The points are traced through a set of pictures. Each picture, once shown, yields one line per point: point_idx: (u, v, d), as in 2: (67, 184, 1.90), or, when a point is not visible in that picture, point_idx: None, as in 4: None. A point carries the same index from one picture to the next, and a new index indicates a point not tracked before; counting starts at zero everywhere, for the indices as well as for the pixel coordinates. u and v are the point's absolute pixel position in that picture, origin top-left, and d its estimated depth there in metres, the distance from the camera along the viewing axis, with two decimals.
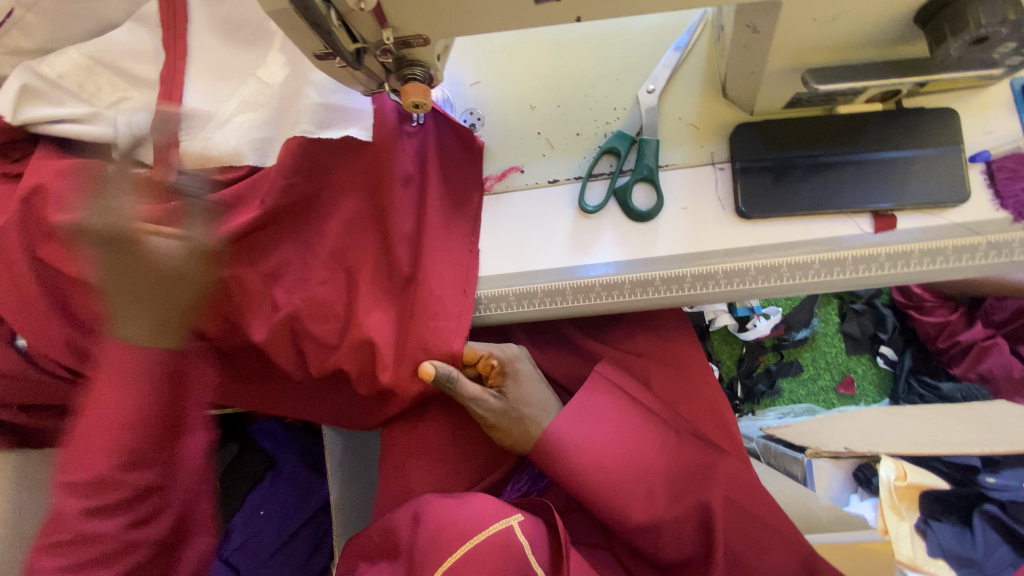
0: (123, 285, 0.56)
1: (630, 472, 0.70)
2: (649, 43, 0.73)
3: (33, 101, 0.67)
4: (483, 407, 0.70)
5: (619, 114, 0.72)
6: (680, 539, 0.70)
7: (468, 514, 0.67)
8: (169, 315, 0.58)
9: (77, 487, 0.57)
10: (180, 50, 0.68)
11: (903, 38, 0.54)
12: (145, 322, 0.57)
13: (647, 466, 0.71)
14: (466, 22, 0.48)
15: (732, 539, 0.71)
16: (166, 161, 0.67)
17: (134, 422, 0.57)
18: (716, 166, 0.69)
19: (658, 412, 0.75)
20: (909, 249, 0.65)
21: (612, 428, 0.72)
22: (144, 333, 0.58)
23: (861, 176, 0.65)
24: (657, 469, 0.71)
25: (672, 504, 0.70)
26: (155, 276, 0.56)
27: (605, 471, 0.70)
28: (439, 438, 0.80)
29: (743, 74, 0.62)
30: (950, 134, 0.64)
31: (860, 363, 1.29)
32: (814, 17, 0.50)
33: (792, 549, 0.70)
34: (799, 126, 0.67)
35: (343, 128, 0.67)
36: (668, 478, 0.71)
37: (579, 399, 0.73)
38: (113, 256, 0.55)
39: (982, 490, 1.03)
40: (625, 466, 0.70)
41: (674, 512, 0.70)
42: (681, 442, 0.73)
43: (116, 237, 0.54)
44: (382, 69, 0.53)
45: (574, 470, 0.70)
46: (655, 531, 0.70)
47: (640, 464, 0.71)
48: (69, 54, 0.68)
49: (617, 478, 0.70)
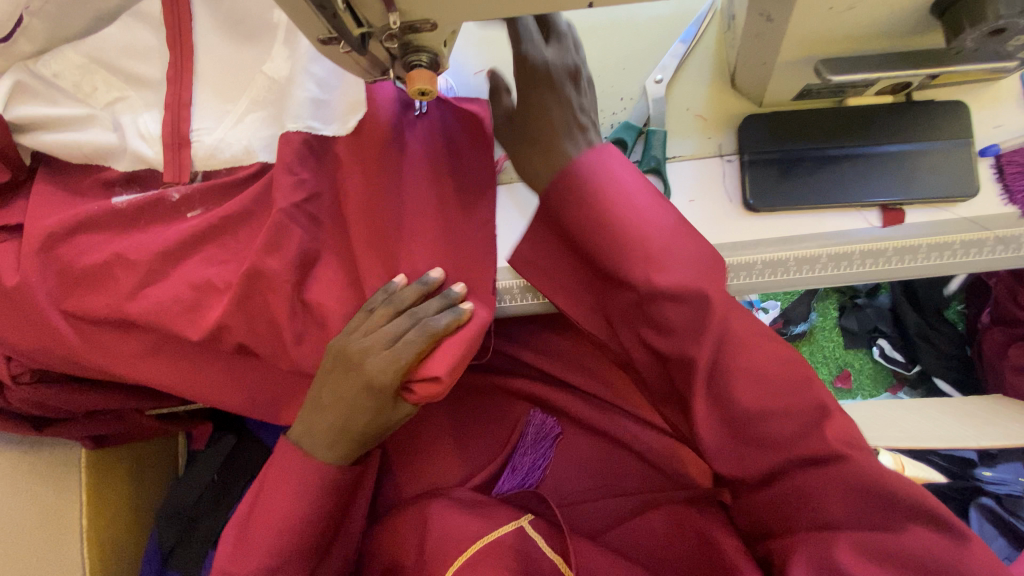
0: (352, 410, 0.59)
1: (671, 236, 0.55)
2: (658, 33, 0.72)
3: (24, 100, 0.63)
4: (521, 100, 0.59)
5: (626, 105, 0.71)
6: (660, 334, 0.55)
7: (478, 519, 0.62)
8: (351, 430, 0.60)
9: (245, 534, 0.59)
10: (186, 52, 0.64)
11: (919, 29, 0.53)
12: (343, 443, 0.61)
13: (686, 242, 0.55)
14: (476, 7, 0.47)
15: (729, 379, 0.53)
16: (178, 163, 0.63)
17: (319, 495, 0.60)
18: (724, 158, 0.68)
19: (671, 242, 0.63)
20: (919, 244, 0.65)
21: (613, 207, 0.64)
22: (334, 446, 0.61)
23: (871, 170, 0.64)
24: (691, 241, 0.55)
25: (684, 274, 0.53)
26: (378, 418, 0.59)
27: (640, 217, 0.54)
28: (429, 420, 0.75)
29: (753, 63, 0.61)
30: (962, 127, 0.64)
31: (856, 357, 1.20)
32: (830, 6, 0.49)
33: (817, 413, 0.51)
34: (807, 119, 0.66)
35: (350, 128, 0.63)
36: (697, 245, 0.55)
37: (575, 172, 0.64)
38: (365, 402, 0.58)
39: (978, 483, 0.99)
40: (664, 219, 0.55)
41: (695, 291, 0.52)
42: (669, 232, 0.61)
43: (384, 392, 0.58)
44: (387, 55, 0.52)
45: (593, 221, 0.55)
46: (654, 302, 0.54)
47: (683, 237, 0.55)
48: (63, 51, 0.64)
49: (650, 242, 0.54)
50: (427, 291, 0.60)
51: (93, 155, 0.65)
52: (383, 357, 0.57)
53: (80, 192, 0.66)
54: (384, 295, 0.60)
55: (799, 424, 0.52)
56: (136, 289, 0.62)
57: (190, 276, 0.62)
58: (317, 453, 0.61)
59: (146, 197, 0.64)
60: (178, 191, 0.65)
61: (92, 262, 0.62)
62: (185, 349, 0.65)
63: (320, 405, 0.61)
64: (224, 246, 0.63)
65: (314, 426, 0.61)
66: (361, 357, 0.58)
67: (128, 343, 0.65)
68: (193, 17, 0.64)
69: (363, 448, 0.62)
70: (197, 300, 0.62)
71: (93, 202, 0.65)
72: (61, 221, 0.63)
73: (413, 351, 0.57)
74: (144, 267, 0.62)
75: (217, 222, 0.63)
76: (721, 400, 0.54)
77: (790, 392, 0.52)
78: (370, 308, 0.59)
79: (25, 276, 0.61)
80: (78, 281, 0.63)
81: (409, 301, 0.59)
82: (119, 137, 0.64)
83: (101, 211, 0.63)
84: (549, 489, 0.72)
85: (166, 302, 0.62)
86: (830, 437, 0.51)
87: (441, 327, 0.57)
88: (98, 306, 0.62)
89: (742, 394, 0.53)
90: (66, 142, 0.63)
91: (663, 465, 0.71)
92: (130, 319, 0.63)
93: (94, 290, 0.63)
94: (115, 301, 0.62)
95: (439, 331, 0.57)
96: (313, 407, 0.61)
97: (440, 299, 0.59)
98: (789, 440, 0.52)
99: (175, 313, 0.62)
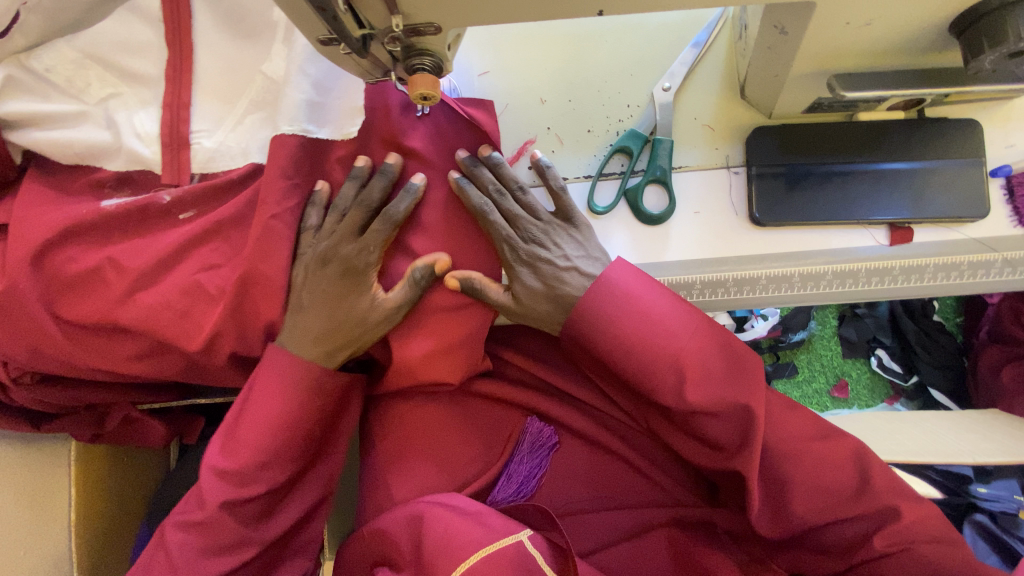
0: (324, 305, 0.61)
1: (698, 347, 0.56)
2: (667, 40, 0.70)
3: (15, 94, 0.61)
4: (520, 255, 0.61)
5: (633, 112, 0.69)
6: (714, 449, 0.58)
7: (475, 524, 0.59)
8: (326, 327, 0.61)
9: (226, 475, 0.61)
10: (186, 52, 0.62)
11: (937, 46, 0.51)
12: (319, 340, 0.62)
13: (713, 352, 0.56)
14: (482, 12, 0.45)
15: (791, 498, 0.56)
16: (176, 164, 0.62)
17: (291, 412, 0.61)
18: (731, 170, 0.67)
19: (728, 341, 0.57)
20: (925, 264, 0.66)
21: (663, 309, 0.57)
22: (305, 344, 0.62)
23: (880, 187, 0.63)
24: (725, 355, 0.56)
25: (721, 403, 0.54)
26: (353, 310, 0.61)
27: (666, 335, 0.56)
28: (426, 416, 0.70)
29: (765, 75, 0.60)
30: (974, 145, 0.62)
31: (855, 367, 1.15)
32: (847, 21, 0.47)
33: (850, 462, 0.56)
34: (818, 132, 0.65)
35: (346, 133, 0.60)
36: (731, 364, 0.56)
37: (606, 281, 0.58)
38: (339, 289, 0.61)
39: (973, 500, 0.94)
40: (691, 335, 0.56)
41: (734, 406, 0.54)
42: (715, 329, 0.57)
43: (356, 278, 0.61)
44: (389, 57, 0.50)
45: (631, 344, 0.57)
46: (693, 417, 0.56)
47: (708, 340, 0.56)
48: (56, 45, 0.61)
49: (682, 360, 0.55)
50: (391, 180, 0.60)
51: (85, 154, 0.63)
52: (353, 245, 0.60)
53: (71, 190, 0.64)
54: (314, 208, 0.62)
55: (865, 524, 0.55)
56: (130, 293, 0.61)
57: (181, 279, 0.61)
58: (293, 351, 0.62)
59: (136, 200, 0.62)
60: (169, 193, 0.62)
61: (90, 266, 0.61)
62: (181, 354, 0.64)
63: (309, 305, 0.61)
64: (217, 249, 0.62)
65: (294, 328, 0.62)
66: (327, 243, 0.61)
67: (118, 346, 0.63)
68: (192, 14, 0.62)
69: (368, 345, 0.64)
70: (190, 305, 0.61)
71: (84, 201, 0.64)
72: (50, 220, 0.61)
73: (383, 237, 0.60)
74: (139, 271, 0.61)
75: (212, 225, 0.62)
76: (779, 510, 0.57)
77: (849, 478, 0.56)
78: (316, 223, 0.62)
79: (15, 277, 0.59)
80: (65, 283, 0.61)
81: (353, 198, 0.61)
82: (113, 134, 0.62)
83: (93, 213, 0.61)
84: (544, 499, 0.70)
85: (160, 305, 0.60)
86: (876, 502, 0.54)
87: (403, 212, 0.60)
88: (92, 312, 0.61)
89: (802, 508, 0.56)
90: (58, 140, 0.62)
91: (666, 485, 0.70)
92: (120, 323, 0.61)
93: (88, 293, 0.61)
94: (108, 307, 0.61)
95: (400, 216, 0.59)
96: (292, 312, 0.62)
97: (380, 177, 0.60)
98: (850, 541, 0.55)
99: (171, 317, 0.61)
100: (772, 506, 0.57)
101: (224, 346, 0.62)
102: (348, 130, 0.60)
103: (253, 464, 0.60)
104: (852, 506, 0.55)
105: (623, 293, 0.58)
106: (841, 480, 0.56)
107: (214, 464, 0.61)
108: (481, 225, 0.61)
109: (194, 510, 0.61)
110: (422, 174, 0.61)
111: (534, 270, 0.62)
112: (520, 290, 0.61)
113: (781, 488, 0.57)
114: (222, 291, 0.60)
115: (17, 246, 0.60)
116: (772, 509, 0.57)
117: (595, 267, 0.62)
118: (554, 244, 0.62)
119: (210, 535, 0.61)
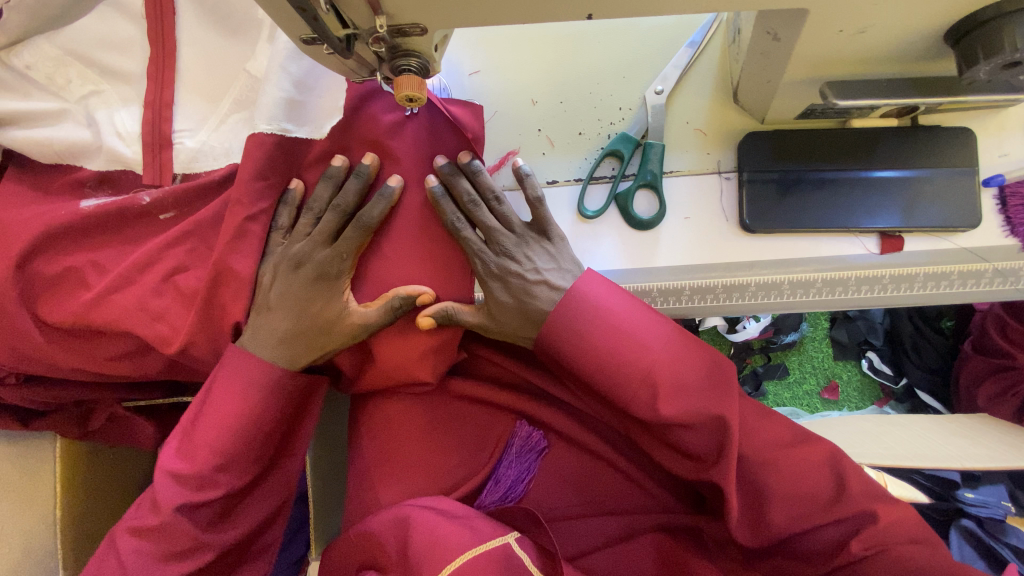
0: (292, 307, 0.60)
1: (671, 358, 0.55)
2: (662, 43, 0.69)
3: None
4: (491, 268, 0.61)
5: (625, 115, 0.68)
6: (691, 458, 0.57)
7: (456, 528, 0.58)
8: (294, 330, 0.60)
9: (183, 479, 0.59)
10: (168, 49, 0.61)
11: (931, 55, 0.51)
12: (286, 345, 0.61)
13: (688, 365, 0.55)
14: (467, 14, 0.44)
15: (768, 506, 0.55)
16: (158, 165, 0.61)
17: (252, 416, 0.60)
18: (722, 175, 0.66)
19: (701, 352, 0.57)
20: (915, 273, 0.65)
21: (636, 321, 0.57)
22: (271, 347, 0.60)
23: (869, 195, 0.62)
24: (699, 364, 0.56)
25: (696, 415, 0.54)
26: (322, 316, 0.60)
27: (639, 349, 0.55)
28: (411, 419, 0.69)
29: (757, 80, 0.59)
30: (967, 155, 0.62)
31: (845, 369, 1.15)
32: (840, 29, 0.46)
33: (826, 469, 0.55)
34: (810, 139, 0.64)
35: (322, 135, 0.60)
36: (707, 376, 0.55)
37: (579, 292, 0.58)
38: (310, 292, 0.60)
39: (960, 505, 0.94)
40: (664, 346, 0.56)
41: (708, 418, 0.54)
42: (689, 340, 0.57)
43: (327, 281, 0.60)
44: (374, 57, 0.49)
45: (605, 356, 0.56)
46: (669, 430, 0.55)
47: (682, 351, 0.56)
48: (37, 42, 0.60)
49: (655, 371, 0.55)
50: (365, 184, 0.59)
51: (64, 153, 0.61)
52: (325, 250, 0.60)
53: (51, 189, 0.63)
54: (285, 207, 0.61)
55: (842, 529, 0.54)
56: (109, 294, 0.60)
57: (161, 281, 0.60)
58: (256, 350, 0.61)
59: (114, 203, 0.61)
60: (149, 194, 0.61)
61: (74, 265, 0.61)
62: (163, 356, 0.63)
63: (278, 306, 0.60)
64: (197, 251, 0.61)
65: (261, 328, 0.61)
66: (298, 245, 0.60)
67: (99, 347, 0.63)
68: (175, 10, 0.61)
69: (334, 352, 0.63)
70: (171, 307, 0.60)
71: (64, 200, 0.62)
72: (26, 219, 0.60)
73: (354, 244, 0.59)
74: (119, 272, 0.60)
75: (192, 227, 0.60)
76: (758, 521, 0.56)
77: (824, 485, 0.55)
78: (287, 224, 0.62)
79: None
80: (45, 283, 0.60)
81: (326, 201, 0.60)
82: (93, 133, 0.61)
83: (72, 212, 0.60)
84: (535, 501, 0.70)
85: (140, 308, 0.60)
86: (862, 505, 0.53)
87: (375, 218, 0.59)
88: (72, 313, 0.60)
89: (778, 517, 0.55)
90: (36, 138, 0.60)
91: (654, 492, 0.70)
92: (99, 325, 0.60)
93: (69, 294, 0.61)
94: (88, 308, 0.60)
95: (374, 222, 0.59)
96: (258, 312, 0.61)
97: (354, 179, 0.59)
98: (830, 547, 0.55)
99: (152, 319, 0.60)
100: (752, 517, 0.57)
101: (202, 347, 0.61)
102: (325, 130, 0.60)
103: (211, 466, 0.59)
104: (827, 516, 0.54)
105: (597, 304, 0.57)
106: (817, 487, 0.55)
107: (170, 467, 0.59)
108: (455, 233, 0.60)
109: (150, 515, 0.60)
110: (398, 176, 0.59)
111: (505, 284, 0.61)
112: (492, 301, 0.61)
113: (759, 498, 0.56)
114: (201, 294, 0.59)
115: None
116: (750, 518, 0.57)
117: (565, 280, 0.61)
118: (526, 257, 0.61)
119: (176, 543, 0.59)
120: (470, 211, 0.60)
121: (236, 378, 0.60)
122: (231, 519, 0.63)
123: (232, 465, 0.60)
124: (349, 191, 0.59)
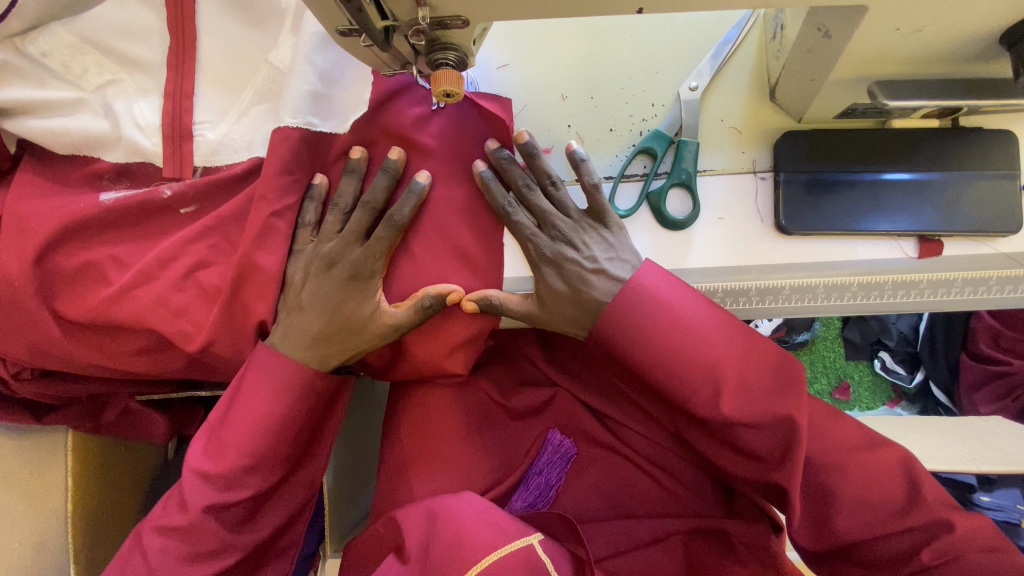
0: (321, 306, 0.58)
1: (735, 354, 0.54)
2: (694, 37, 0.68)
3: (11, 80, 0.58)
4: (546, 252, 0.59)
5: (657, 111, 0.67)
6: (752, 459, 0.56)
7: (486, 523, 0.56)
8: (326, 328, 0.59)
9: (212, 479, 0.58)
10: (189, 39, 0.59)
11: (985, 55, 0.49)
12: (319, 344, 0.59)
13: (750, 361, 0.54)
14: (513, 8, 0.42)
15: (833, 510, 0.55)
16: (179, 157, 0.60)
17: (286, 416, 0.59)
18: (758, 175, 0.65)
19: (766, 349, 0.55)
20: (953, 278, 0.65)
21: (701, 315, 0.55)
22: (302, 346, 0.59)
23: (920, 196, 0.60)
24: (763, 362, 0.55)
25: (757, 412, 0.53)
26: (354, 315, 0.59)
27: (704, 343, 0.54)
28: (441, 420, 0.68)
29: (799, 77, 0.57)
30: (1009, 158, 0.60)
31: (857, 369, 1.12)
32: (897, 27, 0.45)
33: (890, 473, 0.54)
34: (849, 138, 0.62)
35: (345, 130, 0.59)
36: (769, 375, 0.54)
37: (645, 285, 0.56)
38: (340, 290, 0.58)
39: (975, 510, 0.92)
40: (728, 342, 0.54)
41: (774, 417, 0.53)
42: (755, 336, 0.56)
43: (359, 279, 0.59)
44: (411, 51, 0.47)
45: (668, 351, 0.55)
46: (731, 428, 0.54)
47: (746, 347, 0.55)
48: (52, 29, 0.59)
49: (720, 367, 0.53)
50: (393, 180, 0.58)
51: (81, 144, 0.60)
52: (356, 248, 0.58)
53: (67, 181, 0.61)
54: (311, 203, 0.60)
55: (914, 537, 0.53)
56: (129, 290, 0.58)
57: (181, 278, 0.59)
58: (287, 350, 0.59)
59: (135, 195, 0.59)
60: (170, 188, 0.60)
61: (94, 259, 0.59)
62: (182, 354, 0.62)
63: (308, 305, 0.59)
64: (219, 246, 0.59)
65: (291, 327, 0.59)
66: (328, 242, 0.59)
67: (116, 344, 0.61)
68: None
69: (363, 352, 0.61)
70: (191, 304, 0.59)
71: (81, 192, 0.61)
72: (42, 211, 0.58)
73: (385, 243, 0.58)
74: (139, 267, 0.58)
75: (214, 222, 0.59)
76: (821, 523, 0.56)
77: (896, 493, 0.54)
78: (314, 220, 0.61)
79: (10, 270, 0.57)
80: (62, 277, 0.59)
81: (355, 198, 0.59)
82: (110, 124, 0.59)
83: (91, 206, 0.58)
84: (567, 503, 0.68)
85: (160, 305, 0.58)
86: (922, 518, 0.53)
87: (406, 216, 0.57)
88: (91, 309, 0.59)
89: (845, 523, 0.54)
90: (51, 128, 0.59)
91: (684, 495, 0.69)
92: (118, 321, 0.59)
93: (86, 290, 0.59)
94: (107, 304, 0.59)
95: (404, 220, 0.57)
96: (287, 310, 0.60)
97: (382, 175, 0.58)
98: (899, 554, 0.54)
99: (172, 317, 0.58)
100: (814, 520, 0.56)
101: (223, 345, 0.60)
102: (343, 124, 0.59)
103: (241, 467, 0.58)
104: (898, 523, 0.53)
105: (661, 297, 0.56)
106: (889, 493, 0.54)
107: (198, 467, 0.58)
108: (508, 219, 0.59)
109: (178, 516, 0.59)
110: (426, 172, 0.58)
111: (560, 271, 0.59)
112: (547, 289, 0.59)
113: (825, 501, 0.55)
114: (223, 291, 0.58)
115: (14, 239, 0.58)
116: (812, 520, 0.57)
117: (625, 269, 0.59)
118: (582, 244, 0.59)
119: (201, 542, 0.58)
120: (523, 198, 0.59)
121: (269, 378, 0.59)
122: (256, 520, 0.62)
123: (263, 466, 0.59)
124: (379, 187, 0.58)
